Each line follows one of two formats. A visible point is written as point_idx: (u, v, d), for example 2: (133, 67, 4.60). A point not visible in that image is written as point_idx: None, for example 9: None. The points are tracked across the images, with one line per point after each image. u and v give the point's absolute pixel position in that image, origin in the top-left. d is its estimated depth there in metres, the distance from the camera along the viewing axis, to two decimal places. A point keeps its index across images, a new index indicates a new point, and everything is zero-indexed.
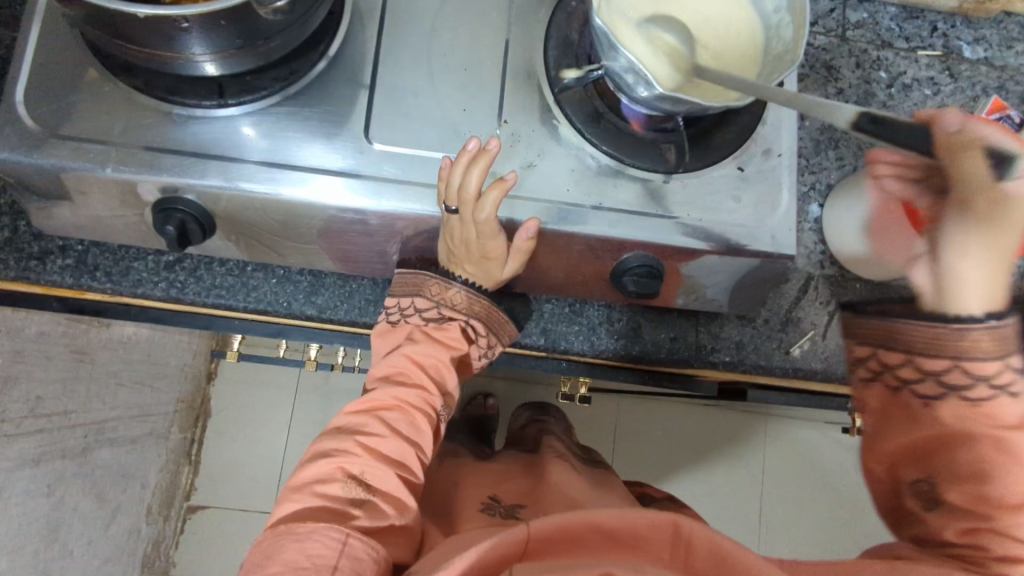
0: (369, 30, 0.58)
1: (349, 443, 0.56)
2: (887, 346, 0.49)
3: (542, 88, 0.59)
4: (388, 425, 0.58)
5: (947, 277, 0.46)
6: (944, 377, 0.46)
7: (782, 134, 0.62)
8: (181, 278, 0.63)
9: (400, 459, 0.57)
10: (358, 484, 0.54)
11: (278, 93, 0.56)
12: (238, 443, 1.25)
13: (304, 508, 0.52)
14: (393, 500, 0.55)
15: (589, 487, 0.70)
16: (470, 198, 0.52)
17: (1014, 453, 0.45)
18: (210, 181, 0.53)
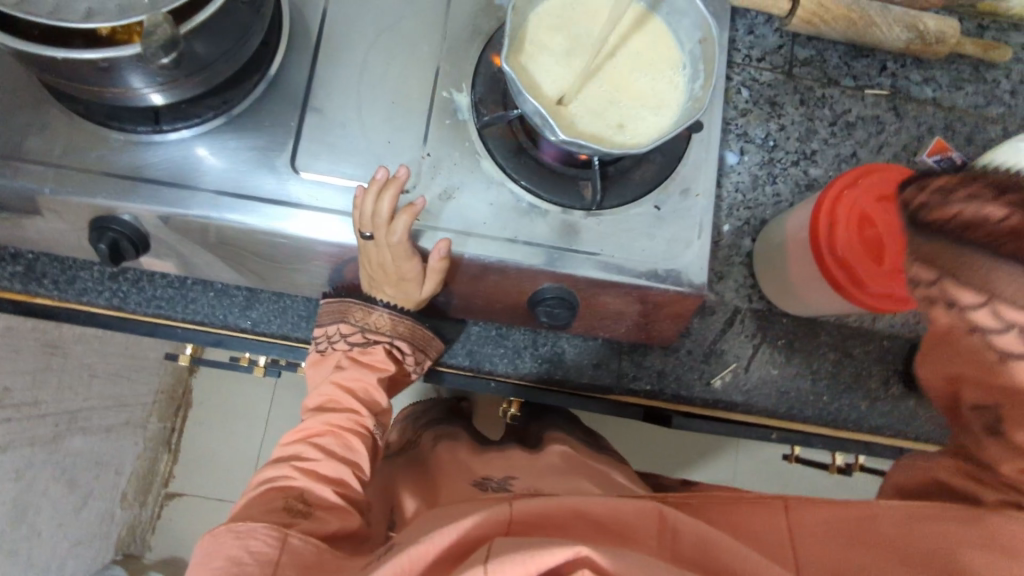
0: (304, 62, 0.61)
1: (284, 469, 0.59)
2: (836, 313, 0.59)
3: (468, 124, 0.62)
4: (322, 449, 0.61)
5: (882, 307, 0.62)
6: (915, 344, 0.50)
7: (702, 175, 0.65)
8: (124, 287, 0.67)
9: (338, 478, 0.60)
10: (300, 500, 0.56)
11: (213, 121, 0.59)
12: (206, 437, 1.30)
13: (243, 515, 0.53)
14: (336, 511, 0.57)
15: (574, 476, 0.72)
16: (381, 222, 0.55)
17: None
18: (184, 209, 0.57)
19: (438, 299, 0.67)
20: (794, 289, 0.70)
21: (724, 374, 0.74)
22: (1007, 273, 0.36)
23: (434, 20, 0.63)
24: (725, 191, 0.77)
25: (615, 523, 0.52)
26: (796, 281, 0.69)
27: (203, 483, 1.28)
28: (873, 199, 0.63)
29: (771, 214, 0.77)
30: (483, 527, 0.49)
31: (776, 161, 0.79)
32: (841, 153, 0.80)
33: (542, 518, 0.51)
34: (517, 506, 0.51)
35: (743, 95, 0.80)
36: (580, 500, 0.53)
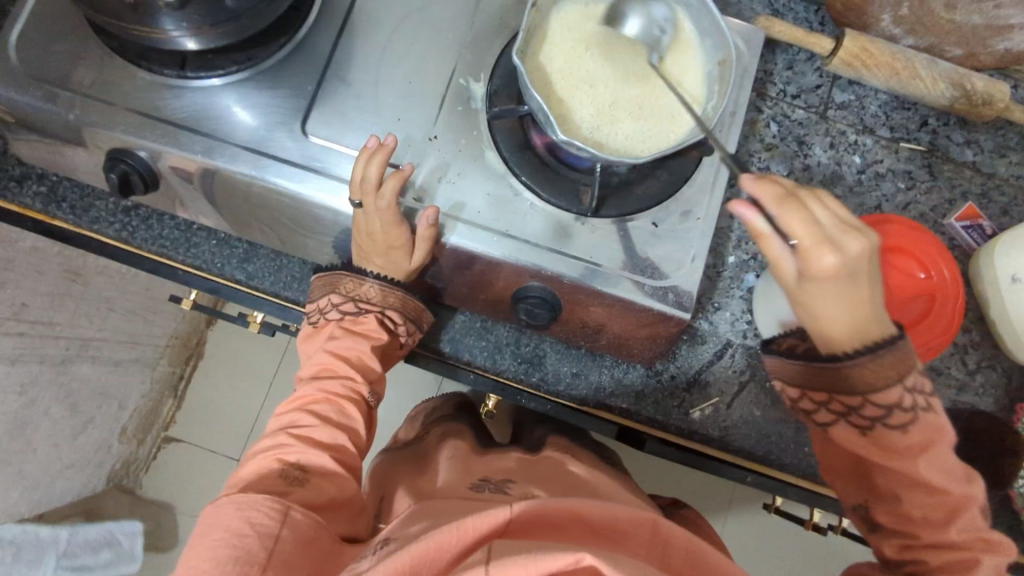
0: (332, 33, 0.64)
1: (283, 437, 0.62)
2: (788, 382, 0.58)
3: (479, 114, 0.63)
4: (317, 416, 0.63)
5: (819, 328, 0.52)
6: (828, 404, 0.56)
7: (706, 199, 0.64)
8: (134, 223, 0.71)
9: (332, 443, 0.62)
10: (297, 467, 0.59)
11: (236, 74, 0.62)
12: (225, 390, 1.45)
13: (248, 486, 0.56)
14: (332, 476, 0.60)
15: (571, 474, 0.72)
16: (370, 188, 0.57)
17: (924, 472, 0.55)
18: (193, 153, 0.60)
19: (427, 275, 0.67)
20: None
21: (704, 406, 0.72)
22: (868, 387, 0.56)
23: (464, 10, 0.65)
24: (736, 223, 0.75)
25: (614, 530, 0.54)
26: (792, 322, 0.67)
27: (215, 432, 1.43)
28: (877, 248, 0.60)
29: None
30: (481, 531, 0.49)
31: None
32: (864, 203, 0.77)
33: (542, 521, 0.51)
34: (520, 506, 0.51)
35: (771, 129, 0.78)
36: (582, 503, 0.54)
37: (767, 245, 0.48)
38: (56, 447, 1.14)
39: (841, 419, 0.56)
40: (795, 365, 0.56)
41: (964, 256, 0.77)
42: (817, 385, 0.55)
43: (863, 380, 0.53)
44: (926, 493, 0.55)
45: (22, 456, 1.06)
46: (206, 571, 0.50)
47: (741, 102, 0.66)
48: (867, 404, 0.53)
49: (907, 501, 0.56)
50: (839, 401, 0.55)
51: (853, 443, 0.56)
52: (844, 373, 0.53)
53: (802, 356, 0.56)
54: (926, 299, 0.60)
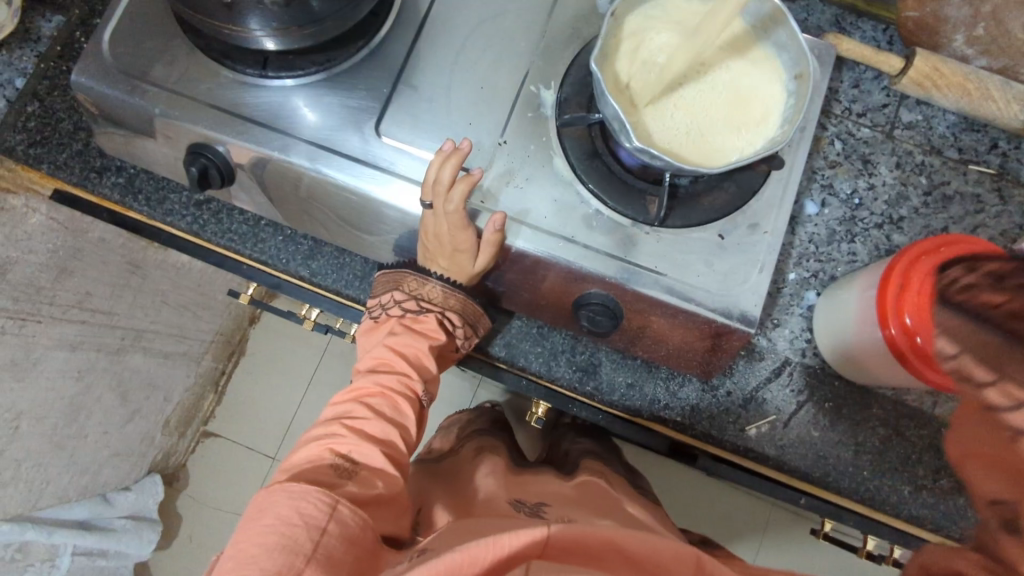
0: (407, 38, 0.65)
1: (336, 426, 0.59)
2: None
3: (549, 122, 0.64)
4: (372, 409, 0.61)
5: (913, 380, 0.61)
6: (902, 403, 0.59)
7: (774, 214, 0.63)
8: (205, 216, 0.73)
9: (384, 438, 0.60)
10: (348, 459, 0.56)
11: (315, 75, 0.63)
12: (265, 387, 1.48)
13: (298, 473, 0.53)
14: (382, 473, 0.57)
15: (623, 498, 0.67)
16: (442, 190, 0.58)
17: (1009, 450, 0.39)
18: (272, 150, 0.61)
19: (488, 278, 0.67)
20: (852, 348, 0.66)
21: (760, 424, 0.71)
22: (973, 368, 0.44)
23: (537, 19, 0.66)
24: (798, 240, 0.75)
25: (648, 559, 0.50)
26: (856, 341, 0.65)
27: (252, 429, 1.47)
28: (956, 269, 0.59)
29: (842, 272, 0.74)
30: (517, 548, 0.46)
31: (858, 220, 0.76)
32: (931, 225, 0.76)
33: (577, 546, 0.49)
34: (556, 528, 0.49)
35: (836, 147, 0.78)
36: (619, 532, 0.52)
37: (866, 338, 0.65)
38: (105, 435, 1.17)
39: None
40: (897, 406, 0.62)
41: None
42: None
43: None
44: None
45: (74, 440, 1.09)
46: (253, 557, 0.47)
47: (811, 118, 0.66)
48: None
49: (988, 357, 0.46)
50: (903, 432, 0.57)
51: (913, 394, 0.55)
52: None
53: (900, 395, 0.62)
54: None
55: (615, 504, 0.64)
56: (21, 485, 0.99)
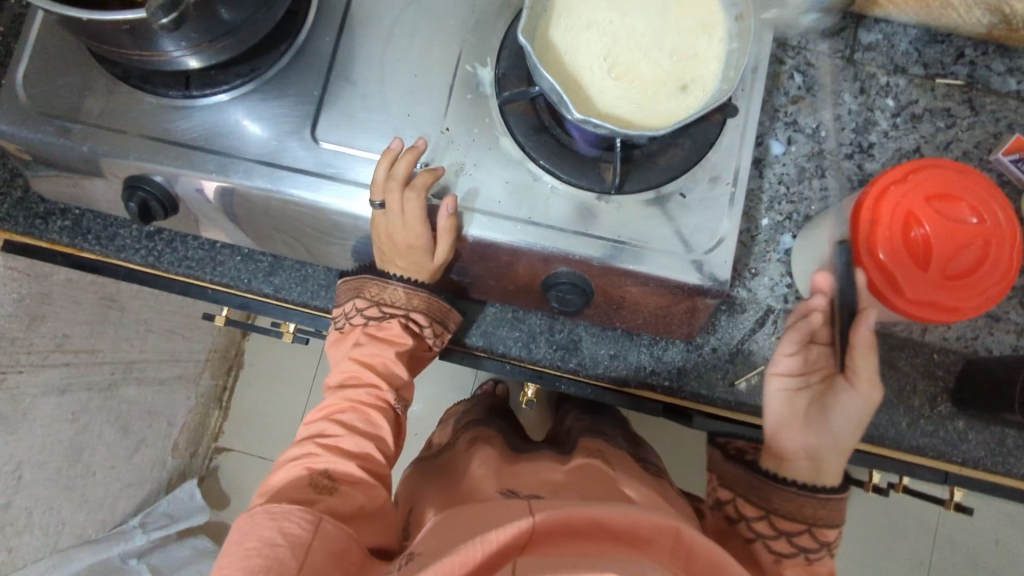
0: (330, 34, 0.62)
1: (310, 446, 0.58)
2: (752, 498, 0.61)
3: (490, 101, 0.61)
4: (344, 424, 0.60)
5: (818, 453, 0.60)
6: (795, 537, 0.58)
7: (734, 163, 0.61)
8: (159, 247, 0.72)
9: (361, 452, 0.59)
10: (325, 475, 0.55)
11: (241, 87, 0.61)
12: (267, 397, 1.49)
13: (275, 496, 0.53)
14: (361, 485, 0.56)
15: (617, 476, 0.66)
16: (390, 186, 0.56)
17: None
18: (209, 172, 0.59)
19: (450, 268, 0.65)
20: None
21: (750, 376, 0.70)
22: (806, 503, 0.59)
23: None
24: (767, 183, 0.72)
25: (630, 535, 0.44)
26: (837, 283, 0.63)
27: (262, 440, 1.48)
28: (922, 197, 0.57)
29: (817, 209, 0.72)
30: (505, 542, 0.42)
31: (827, 153, 0.73)
32: (902, 148, 0.73)
33: (566, 527, 0.44)
34: (541, 514, 0.44)
35: (796, 80, 0.74)
36: (594, 507, 0.45)
37: (868, 356, 0.58)
38: (114, 468, 1.18)
39: (801, 551, 0.58)
40: (794, 491, 0.59)
41: (1016, 191, 0.73)
42: (805, 516, 0.59)
43: (832, 515, 0.59)
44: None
45: (82, 480, 1.10)
46: None
47: (763, 55, 0.63)
48: (835, 538, 0.59)
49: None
50: (813, 533, 0.58)
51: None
52: (824, 504, 0.59)
53: (789, 480, 0.60)
54: (981, 245, 0.56)
55: (602, 483, 0.63)
56: (36, 530, 1.00)
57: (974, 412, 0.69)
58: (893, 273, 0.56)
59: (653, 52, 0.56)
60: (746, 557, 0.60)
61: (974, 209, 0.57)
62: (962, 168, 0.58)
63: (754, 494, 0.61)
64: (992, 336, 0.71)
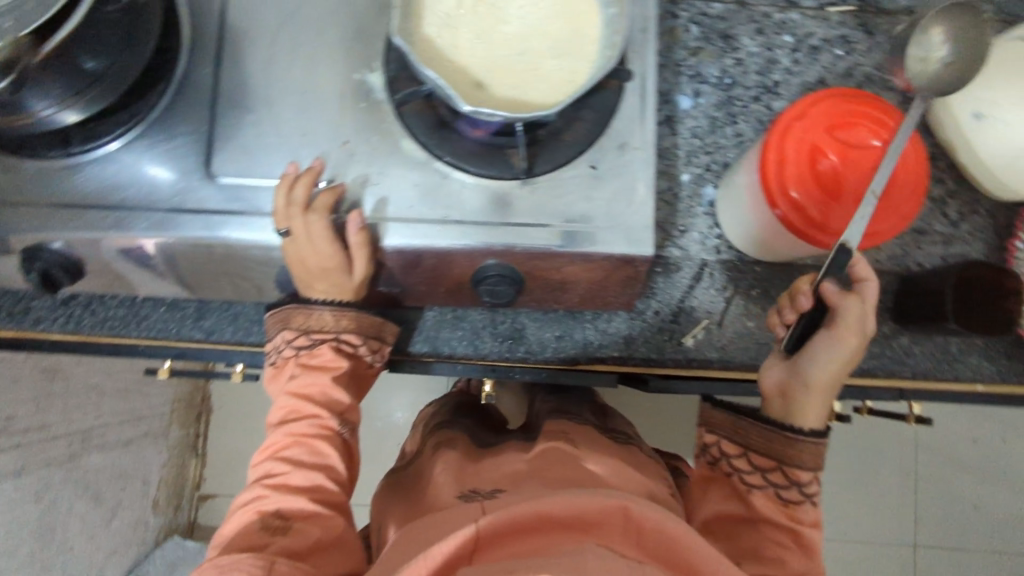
0: (208, 65, 0.60)
1: (258, 489, 0.59)
2: (729, 436, 0.62)
3: (385, 106, 0.59)
4: (290, 461, 0.60)
5: (794, 401, 0.59)
6: (768, 473, 0.59)
7: (639, 127, 0.61)
8: (77, 312, 0.70)
9: (311, 485, 0.59)
10: (277, 515, 0.56)
11: (124, 136, 0.59)
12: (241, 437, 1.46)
13: (229, 548, 0.54)
14: (316, 518, 0.57)
15: (579, 454, 0.66)
16: (292, 214, 0.55)
17: (785, 535, 0.57)
18: (106, 229, 0.57)
19: (376, 281, 0.64)
20: (757, 235, 0.65)
21: (695, 332, 0.70)
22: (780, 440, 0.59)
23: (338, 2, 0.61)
24: (681, 139, 0.72)
25: (577, 521, 0.47)
26: (759, 227, 0.64)
27: None
28: (823, 129, 0.57)
29: (734, 156, 0.72)
30: (450, 553, 0.46)
31: (735, 99, 0.73)
32: (806, 82, 0.74)
33: (512, 527, 0.47)
34: (485, 520, 0.47)
35: (693, 32, 0.74)
36: (549, 501, 0.48)
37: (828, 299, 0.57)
38: None
39: (772, 487, 0.59)
40: (767, 429, 0.60)
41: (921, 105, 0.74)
42: (774, 452, 0.59)
43: (805, 455, 0.59)
44: (807, 562, 0.57)
45: None
46: None
47: (649, 12, 0.62)
48: (808, 480, 0.59)
49: (787, 563, 0.56)
50: (784, 471, 0.58)
51: (776, 514, 0.58)
52: (796, 443, 0.59)
53: (763, 419, 0.60)
54: (886, 166, 0.57)
55: (561, 465, 0.63)
56: None
57: (916, 326, 0.70)
58: (810, 211, 0.57)
59: (535, 33, 0.56)
60: (725, 492, 0.61)
61: (879, 132, 0.58)
62: (853, 94, 0.60)
63: (731, 433, 0.61)
64: (922, 250, 0.72)
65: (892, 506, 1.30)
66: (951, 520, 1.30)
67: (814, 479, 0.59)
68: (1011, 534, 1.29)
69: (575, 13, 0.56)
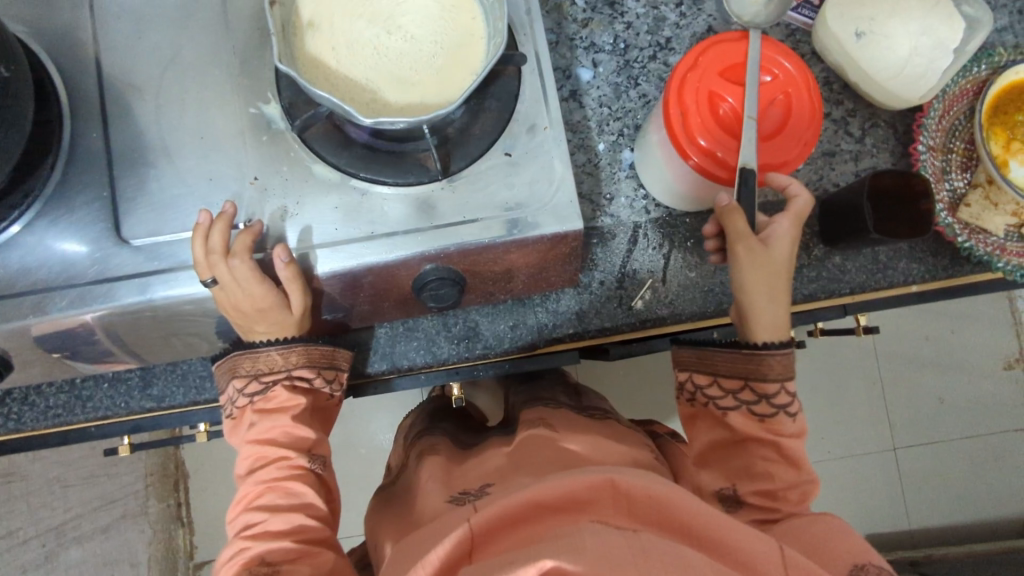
0: (96, 129, 0.58)
1: (240, 542, 0.58)
2: (698, 368, 0.65)
3: (288, 135, 0.59)
4: (267, 508, 0.60)
5: (751, 319, 0.62)
6: (738, 394, 0.62)
7: (544, 106, 0.61)
8: (15, 409, 0.67)
9: (293, 527, 0.59)
10: (264, 563, 0.56)
11: (22, 218, 0.56)
12: None
13: None
14: (304, 558, 0.57)
15: (556, 435, 0.67)
16: (214, 262, 0.54)
17: (773, 450, 0.61)
18: (23, 317, 0.55)
19: (318, 310, 0.64)
20: (679, 189, 0.67)
21: (643, 293, 0.72)
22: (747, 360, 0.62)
23: (218, 40, 0.60)
24: (590, 110, 0.74)
25: (569, 501, 0.47)
26: (677, 181, 0.66)
27: None
28: (715, 75, 0.60)
29: (643, 117, 0.74)
30: (447, 559, 0.46)
31: (632, 62, 0.75)
32: (696, 32, 0.76)
33: (504, 520, 0.47)
34: (476, 519, 0.48)
35: (579, 4, 0.75)
36: (536, 488, 0.48)
37: (735, 218, 0.59)
38: None
39: (745, 405, 0.62)
40: (729, 353, 0.63)
41: (806, 34, 0.77)
42: (739, 371, 0.62)
43: (773, 368, 0.61)
44: (794, 471, 0.60)
45: None
46: None
47: None
48: (777, 391, 0.61)
49: (776, 476, 0.60)
50: (752, 387, 0.61)
51: (754, 429, 0.61)
52: (760, 358, 0.61)
53: (726, 344, 0.63)
54: (781, 98, 0.60)
55: (540, 451, 0.64)
56: None
57: (845, 244, 0.73)
58: (718, 154, 0.59)
59: (421, 33, 0.56)
60: (708, 420, 0.65)
61: (762, 69, 0.60)
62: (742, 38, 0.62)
63: (698, 366, 0.64)
64: (834, 171, 0.76)
65: (866, 416, 1.36)
66: (921, 416, 1.36)
67: (783, 389, 0.61)
68: (976, 416, 1.37)
69: (456, 6, 0.56)
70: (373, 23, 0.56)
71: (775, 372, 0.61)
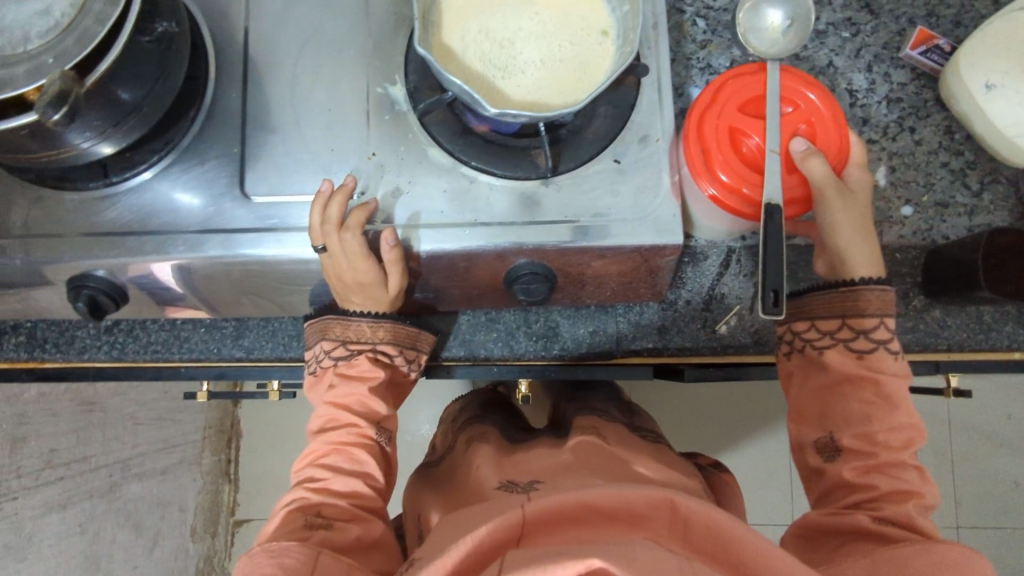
0: (235, 90, 0.62)
1: (299, 492, 0.60)
2: (795, 317, 0.66)
3: (410, 117, 0.61)
4: (330, 468, 0.62)
5: (845, 258, 0.62)
6: (836, 333, 0.63)
7: (658, 119, 0.62)
8: (121, 338, 0.72)
9: (351, 491, 0.61)
10: (319, 514, 0.58)
11: (159, 162, 0.60)
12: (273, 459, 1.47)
13: (274, 537, 0.55)
14: (358, 520, 0.59)
15: (617, 453, 0.66)
16: (331, 228, 0.56)
17: (877, 398, 0.61)
18: (146, 253, 0.59)
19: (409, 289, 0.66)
20: (725, 226, 0.64)
21: (728, 319, 0.71)
22: (848, 298, 0.62)
23: (358, 21, 0.63)
24: None
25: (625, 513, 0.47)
26: (723, 222, 0.63)
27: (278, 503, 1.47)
28: (735, 109, 0.59)
29: None
30: (495, 540, 0.46)
31: None
32: (816, 65, 0.75)
33: (559, 515, 0.48)
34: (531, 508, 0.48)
35: (700, 26, 0.76)
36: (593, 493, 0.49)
37: (813, 162, 0.57)
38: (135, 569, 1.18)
39: (841, 342, 0.63)
40: (827, 295, 0.63)
41: (931, 81, 0.75)
42: (837, 311, 0.63)
43: (870, 303, 0.62)
44: (892, 414, 0.61)
45: None
46: None
47: (659, 9, 0.64)
48: (875, 326, 0.62)
49: (877, 418, 0.61)
50: (851, 324, 0.62)
51: (852, 367, 0.62)
52: (857, 294, 0.62)
53: (824, 287, 0.64)
54: (806, 126, 0.59)
55: (607, 461, 0.64)
56: None
57: (946, 295, 0.71)
58: (743, 190, 0.57)
59: (552, 35, 0.57)
60: (804, 368, 0.65)
61: (784, 100, 0.60)
62: (756, 67, 0.61)
63: (797, 316, 0.65)
64: (946, 222, 0.72)
65: None
66: (987, 498, 1.28)
67: (882, 324, 0.62)
68: None
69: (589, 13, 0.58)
70: (507, 19, 0.58)
71: (875, 306, 0.62)
